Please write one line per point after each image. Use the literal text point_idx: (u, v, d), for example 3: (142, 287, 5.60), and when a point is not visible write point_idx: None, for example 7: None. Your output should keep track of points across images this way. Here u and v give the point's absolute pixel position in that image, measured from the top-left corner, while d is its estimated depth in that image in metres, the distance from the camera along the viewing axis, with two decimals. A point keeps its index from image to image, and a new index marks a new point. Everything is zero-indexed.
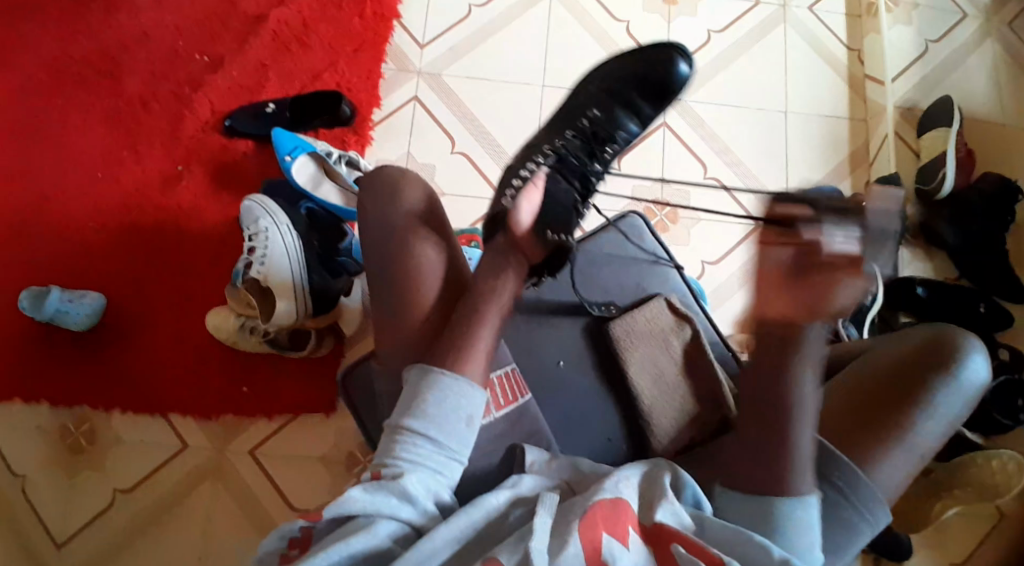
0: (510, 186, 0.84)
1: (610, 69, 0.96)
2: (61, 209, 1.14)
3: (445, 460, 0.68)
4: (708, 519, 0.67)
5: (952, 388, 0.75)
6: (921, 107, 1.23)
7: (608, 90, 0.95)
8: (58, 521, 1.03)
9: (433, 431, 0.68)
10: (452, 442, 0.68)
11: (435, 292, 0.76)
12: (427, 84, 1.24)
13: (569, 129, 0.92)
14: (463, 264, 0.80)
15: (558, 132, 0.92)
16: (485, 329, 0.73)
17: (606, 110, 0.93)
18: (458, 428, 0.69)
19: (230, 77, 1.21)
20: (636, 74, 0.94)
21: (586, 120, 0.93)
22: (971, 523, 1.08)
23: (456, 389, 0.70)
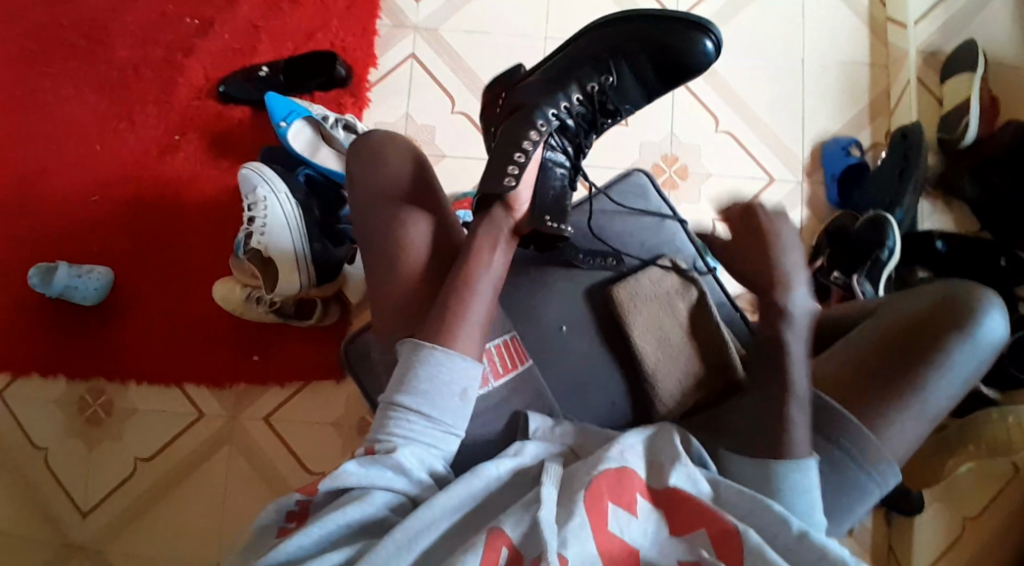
0: (511, 156, 0.77)
1: (631, 26, 0.83)
2: (63, 183, 1.14)
3: (441, 434, 0.67)
4: (722, 484, 0.66)
5: (966, 347, 0.72)
6: (944, 52, 1.17)
7: (622, 43, 0.83)
8: (83, 491, 1.07)
9: (427, 406, 0.67)
10: (446, 417, 0.68)
11: (424, 260, 0.75)
12: (424, 40, 1.20)
13: (575, 92, 0.83)
14: (456, 229, 0.79)
15: (559, 88, 0.82)
16: (477, 299, 0.72)
17: (618, 78, 0.84)
18: (452, 402, 0.68)
19: (222, 39, 1.18)
20: (665, 44, 0.82)
21: (595, 85, 0.84)
22: (986, 479, 1.07)
23: (449, 363, 0.68)
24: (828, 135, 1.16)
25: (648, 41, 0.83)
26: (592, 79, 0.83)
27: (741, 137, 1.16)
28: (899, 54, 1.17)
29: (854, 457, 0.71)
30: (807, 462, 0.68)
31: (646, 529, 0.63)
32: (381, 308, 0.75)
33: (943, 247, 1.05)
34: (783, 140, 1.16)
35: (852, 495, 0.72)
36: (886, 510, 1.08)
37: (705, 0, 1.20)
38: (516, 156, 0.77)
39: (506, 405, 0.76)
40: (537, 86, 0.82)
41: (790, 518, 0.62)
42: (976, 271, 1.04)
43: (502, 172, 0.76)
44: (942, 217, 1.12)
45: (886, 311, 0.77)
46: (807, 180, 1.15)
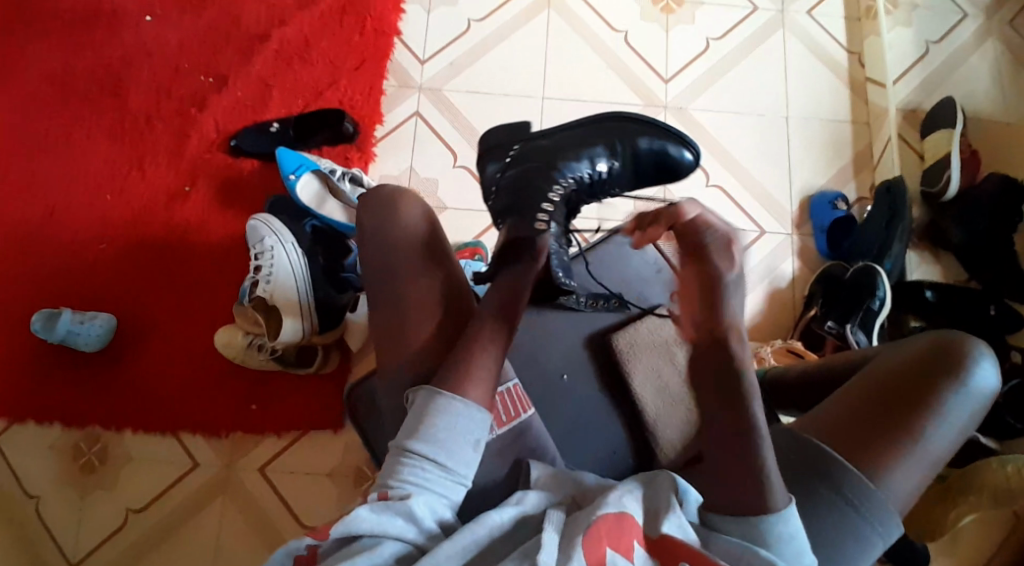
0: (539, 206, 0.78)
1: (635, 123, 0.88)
2: (70, 231, 1.16)
3: (452, 484, 0.67)
4: (713, 533, 0.65)
5: (959, 396, 0.73)
6: (923, 108, 1.23)
7: (626, 136, 0.86)
8: (71, 542, 1.04)
9: (442, 456, 0.67)
10: (459, 467, 0.67)
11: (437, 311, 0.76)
12: (428, 99, 1.25)
13: (586, 166, 0.83)
14: (462, 281, 0.79)
15: (576, 157, 0.83)
16: (488, 347, 0.72)
17: (621, 167, 0.86)
18: (466, 453, 0.68)
19: (233, 96, 1.23)
20: (663, 157, 0.87)
21: (602, 166, 0.84)
22: (988, 529, 1.06)
23: (466, 415, 0.68)
24: (815, 188, 1.21)
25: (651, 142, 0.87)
26: (602, 159, 0.84)
27: (733, 192, 1.20)
28: (880, 111, 1.23)
29: (854, 505, 0.70)
30: (787, 511, 0.65)
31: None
32: (386, 346, 0.76)
33: (932, 296, 1.07)
34: (773, 193, 1.20)
35: (855, 546, 0.70)
36: (891, 563, 1.06)
37: (696, 64, 1.27)
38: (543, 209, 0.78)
39: (506, 453, 0.77)
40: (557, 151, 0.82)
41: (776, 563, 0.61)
42: (962, 318, 1.06)
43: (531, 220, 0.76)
44: (928, 267, 1.15)
45: (879, 359, 0.79)
46: (797, 232, 1.18)
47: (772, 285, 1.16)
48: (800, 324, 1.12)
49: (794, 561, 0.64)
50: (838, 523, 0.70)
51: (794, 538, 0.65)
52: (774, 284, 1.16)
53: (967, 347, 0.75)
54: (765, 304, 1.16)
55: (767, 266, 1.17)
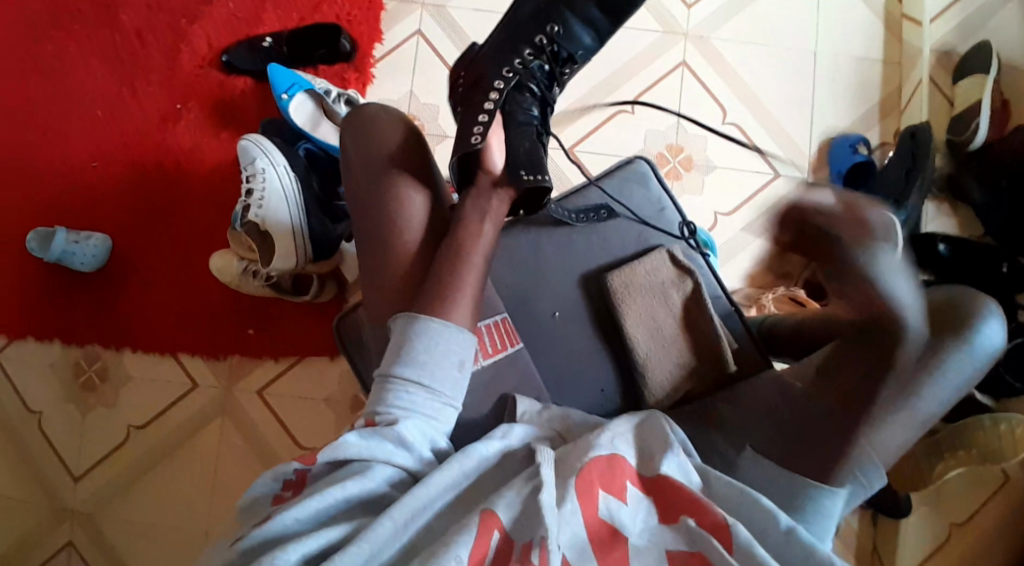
0: (476, 117, 0.79)
1: None
2: (63, 148, 1.13)
3: (440, 405, 0.67)
4: (713, 474, 0.66)
5: (963, 356, 0.69)
6: (958, 52, 1.15)
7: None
8: (75, 456, 1.07)
9: (426, 378, 0.67)
10: (446, 388, 0.68)
11: (418, 235, 0.75)
12: (431, 17, 1.18)
13: (525, 47, 0.84)
14: (447, 205, 0.79)
15: (513, 49, 0.83)
16: (469, 272, 0.73)
17: (562, 27, 0.85)
18: (451, 374, 0.68)
19: (227, 8, 1.16)
20: None
21: (544, 36, 0.84)
22: (975, 485, 1.07)
23: (447, 334, 0.69)
24: (836, 131, 1.15)
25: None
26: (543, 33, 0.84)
27: (749, 128, 1.15)
28: (913, 51, 1.15)
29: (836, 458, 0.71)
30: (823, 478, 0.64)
31: (636, 516, 0.61)
32: (375, 288, 0.75)
33: (945, 250, 1.04)
34: (790, 134, 1.15)
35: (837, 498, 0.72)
36: (873, 512, 1.08)
37: None
38: (481, 116, 0.79)
39: (494, 386, 0.76)
40: (491, 56, 0.83)
41: (779, 515, 0.61)
42: (976, 273, 1.04)
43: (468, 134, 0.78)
44: (946, 219, 1.11)
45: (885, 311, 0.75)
46: (812, 176, 1.14)
47: None
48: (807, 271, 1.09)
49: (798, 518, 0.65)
50: (839, 486, 0.71)
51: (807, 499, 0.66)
52: None
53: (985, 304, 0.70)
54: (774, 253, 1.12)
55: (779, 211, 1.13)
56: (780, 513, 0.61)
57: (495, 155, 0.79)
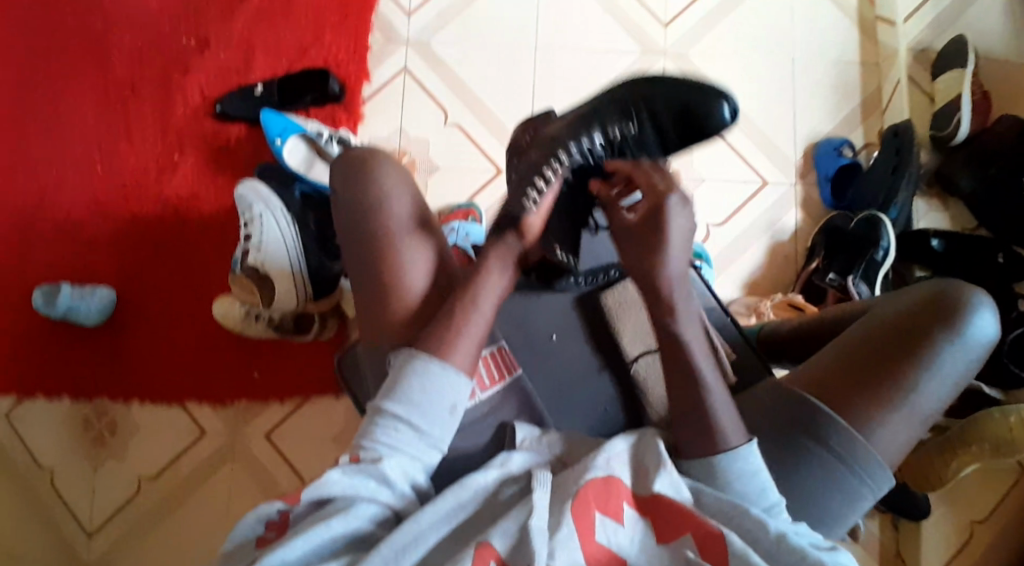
0: (532, 182, 0.74)
1: (669, 85, 0.74)
2: (64, 205, 1.15)
3: (424, 447, 0.68)
4: (704, 492, 0.66)
5: (958, 349, 0.71)
6: (935, 48, 1.17)
7: (645, 102, 0.74)
8: (87, 511, 1.08)
9: (416, 418, 0.67)
10: (432, 429, 0.68)
11: (421, 284, 0.75)
12: (416, 54, 1.21)
13: (597, 135, 0.74)
14: (445, 249, 0.79)
15: (581, 127, 0.74)
16: (476, 318, 0.72)
17: (635, 133, 0.75)
18: (441, 415, 0.69)
19: (217, 59, 1.20)
20: (687, 112, 0.73)
21: (616, 136, 0.75)
22: (991, 479, 1.06)
23: (442, 376, 0.68)
24: (821, 136, 1.16)
25: (679, 96, 0.73)
26: (619, 124, 0.74)
27: (735, 138, 1.16)
28: (889, 51, 1.17)
29: (843, 460, 0.70)
30: (746, 447, 0.67)
31: (633, 537, 0.61)
32: (369, 318, 0.75)
33: (938, 245, 1.04)
34: (776, 141, 1.16)
35: (843, 500, 0.72)
36: (891, 514, 1.06)
37: (694, 5, 1.21)
38: (537, 183, 0.74)
39: (490, 417, 0.77)
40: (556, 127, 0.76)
41: (768, 522, 0.61)
42: (969, 265, 1.04)
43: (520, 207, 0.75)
44: (936, 215, 1.11)
45: (876, 310, 0.76)
46: (801, 182, 1.15)
47: (774, 239, 1.13)
48: (801, 278, 1.10)
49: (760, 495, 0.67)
50: (841, 482, 0.71)
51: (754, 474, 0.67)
52: (776, 237, 1.13)
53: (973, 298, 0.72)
54: (767, 258, 1.13)
55: (769, 218, 1.14)
56: (771, 521, 0.62)
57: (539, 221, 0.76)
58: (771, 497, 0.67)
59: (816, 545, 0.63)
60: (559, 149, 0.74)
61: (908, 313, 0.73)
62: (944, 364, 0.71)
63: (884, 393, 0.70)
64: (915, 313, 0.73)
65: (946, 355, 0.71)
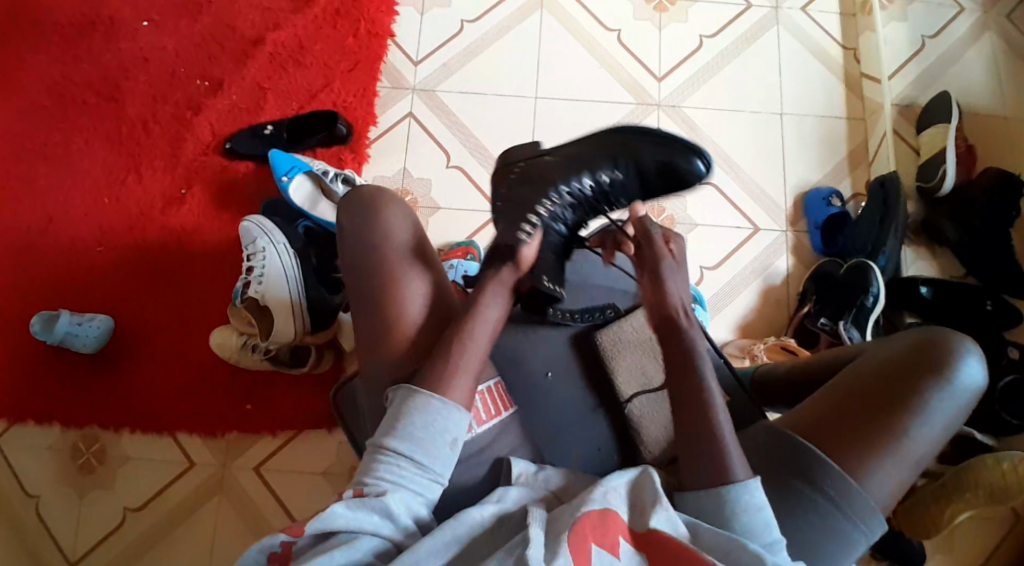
0: (525, 219, 0.78)
1: (650, 137, 0.86)
2: (70, 234, 1.18)
3: (428, 482, 0.67)
4: (701, 526, 0.64)
5: (948, 393, 0.71)
6: (919, 103, 1.22)
7: (631, 149, 0.85)
8: (70, 541, 1.06)
9: (419, 454, 0.67)
10: (436, 465, 0.68)
11: (417, 316, 0.76)
12: (422, 100, 1.26)
13: (586, 176, 0.83)
14: (444, 282, 0.80)
15: (574, 173, 0.83)
16: (473, 347, 0.72)
17: (621, 177, 0.85)
18: (444, 451, 0.68)
19: (229, 99, 1.24)
20: (668, 161, 0.85)
21: (604, 177, 0.84)
22: (986, 527, 1.05)
23: (445, 413, 0.69)
24: (809, 185, 1.20)
25: (660, 147, 0.85)
26: (606, 170, 0.84)
27: (727, 187, 1.20)
28: (875, 106, 1.22)
29: (836, 504, 0.69)
30: (750, 482, 0.66)
31: None
32: (367, 345, 0.76)
33: (928, 293, 1.06)
34: (767, 191, 1.20)
35: (836, 546, 0.70)
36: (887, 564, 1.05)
37: (689, 61, 1.27)
38: (528, 222, 0.77)
39: (489, 450, 0.76)
40: (552, 168, 0.83)
41: (765, 555, 0.61)
42: (960, 314, 1.05)
43: (516, 232, 0.77)
44: (923, 263, 1.14)
45: (865, 355, 0.77)
46: (792, 229, 1.18)
47: (766, 283, 1.16)
48: (794, 321, 1.12)
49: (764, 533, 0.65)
50: (839, 529, 0.70)
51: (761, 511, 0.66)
52: (768, 281, 1.16)
53: (960, 343, 0.73)
54: (759, 301, 1.15)
55: (761, 263, 1.16)
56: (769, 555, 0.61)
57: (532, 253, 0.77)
58: (775, 535, 0.66)
59: None
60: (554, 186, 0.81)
61: (895, 357, 0.74)
62: (934, 409, 0.71)
63: (875, 436, 0.70)
64: (902, 357, 0.73)
65: (935, 399, 0.71)
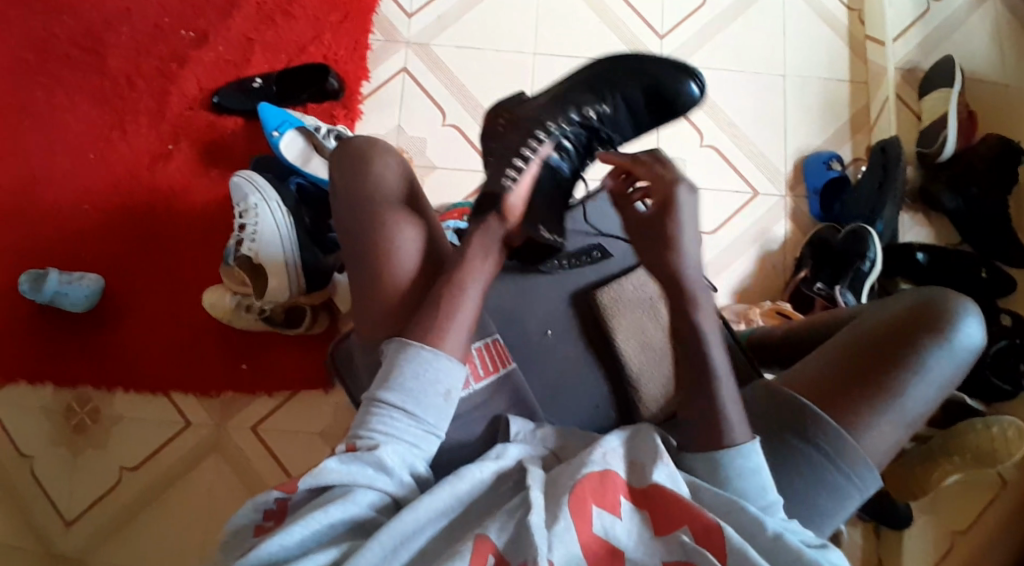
0: (512, 161, 0.78)
1: (633, 64, 0.87)
2: (56, 191, 1.15)
3: (422, 433, 0.67)
4: (701, 486, 0.65)
5: (947, 353, 0.71)
6: (922, 68, 1.21)
7: (619, 84, 0.86)
8: (66, 500, 1.06)
9: (412, 405, 0.66)
10: (428, 416, 0.67)
11: (405, 256, 0.75)
12: (416, 56, 1.23)
13: (574, 114, 0.84)
14: (437, 225, 0.80)
15: (562, 112, 0.84)
16: (462, 296, 0.72)
17: (610, 111, 0.86)
18: (436, 402, 0.67)
19: (216, 51, 1.20)
20: (655, 87, 0.87)
21: (592, 112, 0.85)
22: (973, 490, 1.08)
23: (435, 363, 0.68)
24: (810, 149, 1.19)
25: (643, 79, 0.87)
26: (593, 106, 0.85)
27: (723, 148, 1.19)
28: (878, 70, 1.21)
29: (830, 458, 0.70)
30: (747, 444, 0.66)
31: (629, 530, 0.61)
32: (364, 307, 0.75)
33: (924, 259, 1.06)
34: (767, 155, 1.19)
35: (834, 501, 0.71)
36: (875, 523, 1.07)
37: (690, 18, 1.24)
38: (516, 161, 0.79)
39: (487, 408, 0.76)
40: (543, 109, 0.83)
41: (765, 520, 0.61)
42: (957, 281, 1.06)
43: (501, 176, 0.77)
44: (921, 230, 1.13)
45: (864, 317, 0.77)
46: (790, 194, 1.18)
47: (763, 249, 1.16)
48: (791, 286, 1.11)
49: (758, 494, 0.65)
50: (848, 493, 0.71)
51: (758, 473, 0.66)
52: (765, 247, 1.16)
53: (960, 305, 0.73)
54: (756, 268, 1.15)
55: (759, 228, 1.16)
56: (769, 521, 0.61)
57: (518, 205, 0.76)
58: (773, 497, 0.66)
59: (807, 543, 0.62)
60: (542, 125, 0.82)
61: (887, 324, 0.73)
62: (935, 371, 0.71)
63: (880, 399, 0.70)
64: (895, 324, 0.73)
65: (936, 363, 0.71)
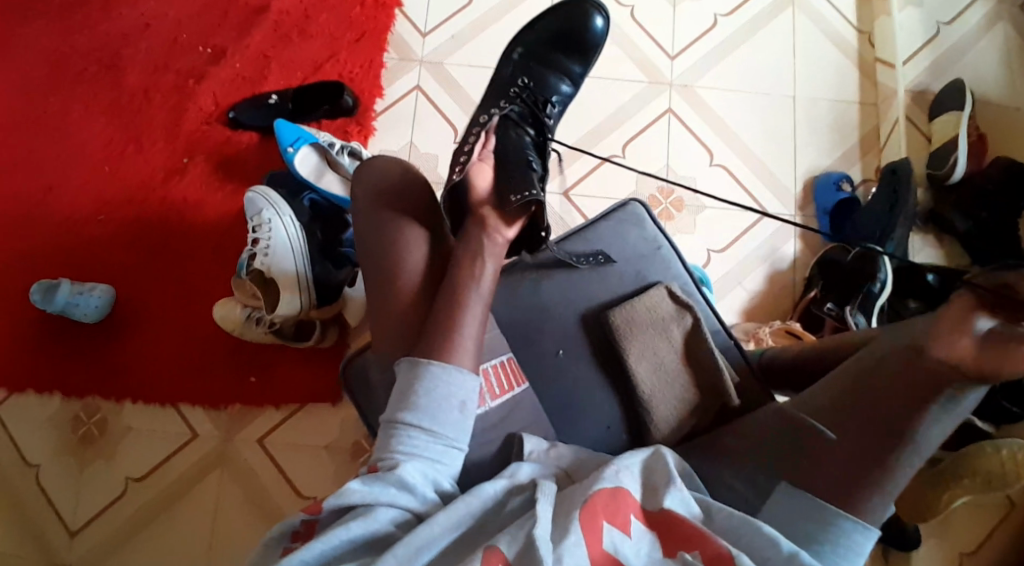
0: (457, 162, 0.84)
1: (539, 27, 0.98)
2: (70, 203, 1.15)
3: (444, 448, 0.67)
4: (715, 506, 0.65)
5: (960, 380, 0.66)
6: (931, 91, 1.22)
7: (535, 57, 0.97)
8: (72, 512, 1.05)
9: (427, 422, 0.66)
10: (448, 430, 0.67)
11: (415, 276, 0.76)
12: (429, 73, 1.24)
13: (502, 98, 0.93)
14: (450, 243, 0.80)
15: (493, 103, 0.93)
16: (469, 316, 0.72)
17: (532, 82, 0.96)
18: (453, 416, 0.68)
19: (233, 68, 1.22)
20: (562, 33, 0.98)
21: (517, 86, 0.95)
22: (982, 513, 1.08)
23: (446, 378, 0.68)
24: (819, 170, 1.20)
25: (545, 40, 0.98)
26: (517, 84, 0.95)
27: (732, 168, 1.19)
28: (887, 93, 1.22)
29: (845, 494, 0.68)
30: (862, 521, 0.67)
31: (639, 550, 0.60)
32: (378, 323, 0.75)
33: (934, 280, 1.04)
34: (777, 176, 1.19)
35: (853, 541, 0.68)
36: (883, 546, 1.07)
37: (702, 39, 1.25)
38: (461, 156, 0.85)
39: (499, 428, 0.77)
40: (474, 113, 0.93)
41: (780, 541, 0.60)
42: None
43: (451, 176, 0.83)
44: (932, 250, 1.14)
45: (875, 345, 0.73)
46: (800, 214, 1.18)
47: (772, 268, 1.16)
48: (800, 306, 1.12)
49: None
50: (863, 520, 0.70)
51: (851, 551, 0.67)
52: (775, 266, 1.16)
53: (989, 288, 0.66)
54: (765, 287, 1.15)
55: (768, 248, 1.17)
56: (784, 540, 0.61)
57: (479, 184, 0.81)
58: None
59: None
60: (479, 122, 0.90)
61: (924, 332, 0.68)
62: (950, 398, 0.66)
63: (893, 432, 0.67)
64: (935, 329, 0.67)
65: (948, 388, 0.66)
